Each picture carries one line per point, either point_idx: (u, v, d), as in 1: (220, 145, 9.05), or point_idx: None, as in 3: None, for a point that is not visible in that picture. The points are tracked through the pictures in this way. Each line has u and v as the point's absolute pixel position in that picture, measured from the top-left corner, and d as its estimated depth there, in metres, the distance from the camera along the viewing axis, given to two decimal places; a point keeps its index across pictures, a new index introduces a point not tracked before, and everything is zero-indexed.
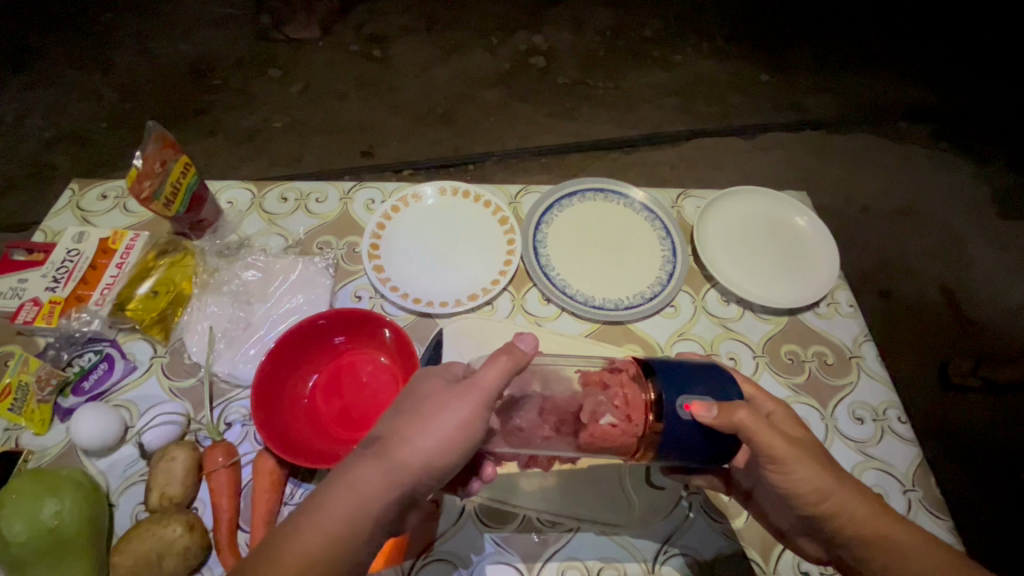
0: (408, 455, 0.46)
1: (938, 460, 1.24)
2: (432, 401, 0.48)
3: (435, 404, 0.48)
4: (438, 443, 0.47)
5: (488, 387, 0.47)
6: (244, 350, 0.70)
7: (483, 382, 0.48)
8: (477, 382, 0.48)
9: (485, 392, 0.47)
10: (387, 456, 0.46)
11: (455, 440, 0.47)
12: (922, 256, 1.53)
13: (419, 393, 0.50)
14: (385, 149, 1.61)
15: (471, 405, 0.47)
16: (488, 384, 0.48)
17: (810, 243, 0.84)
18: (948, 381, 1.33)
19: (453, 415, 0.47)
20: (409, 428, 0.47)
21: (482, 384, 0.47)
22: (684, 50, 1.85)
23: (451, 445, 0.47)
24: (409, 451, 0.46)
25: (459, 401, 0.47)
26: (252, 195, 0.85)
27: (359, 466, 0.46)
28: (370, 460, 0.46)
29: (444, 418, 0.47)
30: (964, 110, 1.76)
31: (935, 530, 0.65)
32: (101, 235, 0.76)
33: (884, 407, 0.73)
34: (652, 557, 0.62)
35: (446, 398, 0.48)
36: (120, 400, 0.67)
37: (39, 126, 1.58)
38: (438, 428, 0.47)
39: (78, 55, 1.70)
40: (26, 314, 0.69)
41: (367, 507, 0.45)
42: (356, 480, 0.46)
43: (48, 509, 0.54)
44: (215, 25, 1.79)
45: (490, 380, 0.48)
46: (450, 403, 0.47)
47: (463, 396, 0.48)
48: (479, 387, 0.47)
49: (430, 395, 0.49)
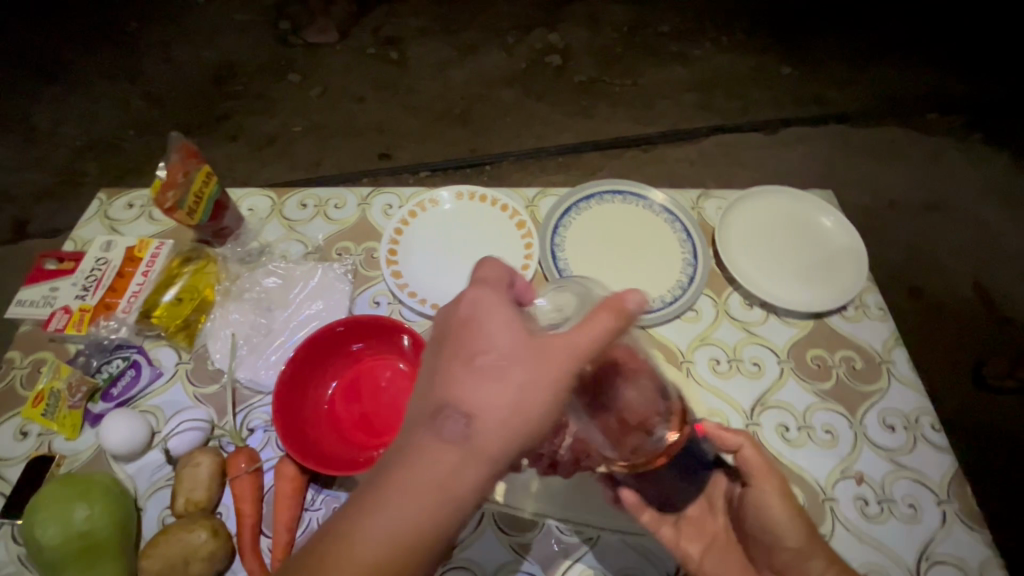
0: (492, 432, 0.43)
1: (971, 465, 1.20)
2: (519, 367, 0.44)
3: (518, 367, 0.44)
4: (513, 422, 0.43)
5: (582, 346, 0.44)
6: (266, 356, 0.71)
7: (579, 341, 0.44)
8: (574, 340, 0.44)
9: (582, 352, 0.44)
10: (472, 439, 0.43)
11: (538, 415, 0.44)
12: (954, 253, 1.48)
13: (503, 352, 0.45)
14: (402, 151, 1.61)
15: (561, 368, 0.44)
16: (576, 345, 0.44)
17: (837, 243, 0.81)
18: (982, 382, 1.28)
19: (542, 384, 0.44)
20: (495, 398, 0.43)
21: (575, 344, 0.44)
22: (703, 45, 1.82)
23: (532, 418, 0.44)
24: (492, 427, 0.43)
25: (551, 362, 0.44)
26: (272, 202, 0.86)
27: (441, 450, 0.42)
28: (453, 444, 0.42)
29: (532, 392, 0.44)
30: (998, 100, 1.70)
31: (971, 541, 0.63)
32: (128, 243, 0.78)
33: (916, 415, 0.70)
34: (674, 569, 0.61)
35: (526, 358, 0.44)
36: (147, 405, 0.68)
37: (70, 134, 1.63)
38: (524, 397, 0.44)
39: (106, 64, 1.75)
40: (57, 322, 0.71)
41: (453, 490, 0.41)
42: (438, 463, 0.42)
43: (79, 513, 0.55)
44: (236, 32, 1.82)
45: (586, 336, 0.44)
46: (542, 368, 0.44)
47: (548, 358, 0.44)
48: (576, 347, 0.44)
49: (513, 356, 0.45)
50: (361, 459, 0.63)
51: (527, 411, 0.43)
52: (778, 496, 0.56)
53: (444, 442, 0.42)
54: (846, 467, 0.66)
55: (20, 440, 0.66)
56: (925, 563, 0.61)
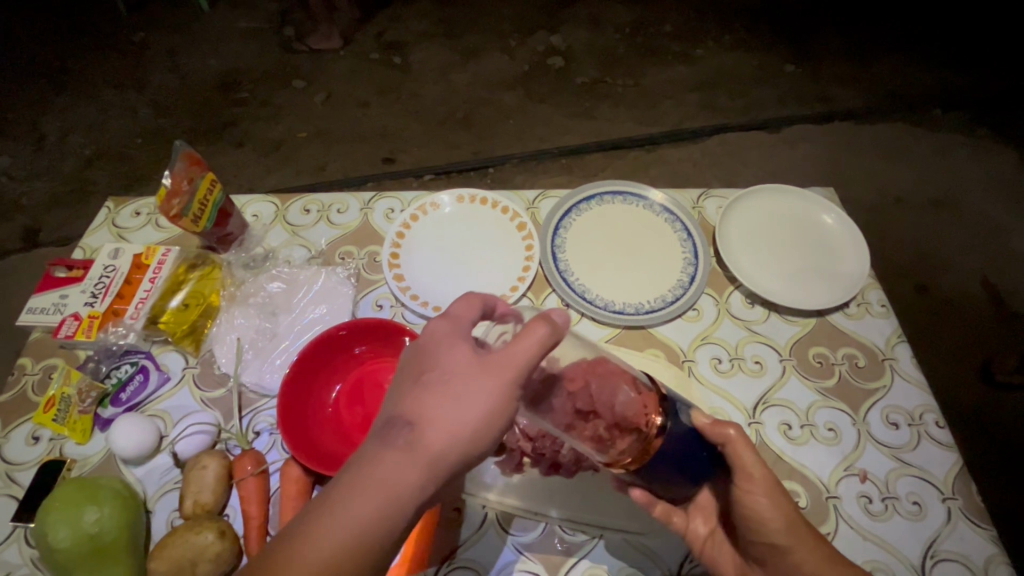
0: (439, 441, 0.43)
1: (983, 463, 1.19)
2: (464, 379, 0.44)
3: (464, 380, 0.44)
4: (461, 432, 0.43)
5: (521, 362, 0.44)
6: (271, 360, 0.72)
7: (518, 355, 0.44)
8: (511, 355, 0.44)
9: (521, 368, 0.44)
10: (418, 447, 0.43)
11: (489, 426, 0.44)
12: (962, 248, 1.47)
13: (450, 365, 0.45)
14: (406, 155, 1.62)
15: (502, 382, 0.44)
16: (518, 357, 0.44)
17: (839, 240, 0.81)
18: (992, 379, 1.27)
19: (488, 396, 0.44)
20: (440, 409, 0.44)
21: (512, 361, 0.44)
22: (706, 44, 1.81)
23: (482, 432, 0.44)
24: (439, 436, 0.43)
25: (492, 374, 0.44)
26: (276, 208, 0.87)
27: (389, 457, 0.43)
28: (401, 451, 0.43)
29: (479, 404, 0.44)
30: (1005, 95, 1.68)
31: (977, 538, 0.62)
32: (135, 251, 0.79)
33: (920, 412, 0.70)
34: (677, 567, 0.61)
35: (476, 372, 0.44)
36: (155, 409, 0.70)
37: (80, 144, 1.65)
38: (472, 408, 0.44)
39: (114, 74, 1.78)
40: (67, 328, 0.72)
41: (403, 492, 0.42)
42: (388, 471, 0.42)
43: (89, 516, 0.56)
44: (241, 40, 1.84)
45: (526, 351, 0.44)
46: (487, 380, 0.44)
47: (491, 371, 0.44)
48: (512, 362, 0.44)
49: (459, 370, 0.45)
50: None
51: (478, 422, 0.44)
52: (763, 496, 0.54)
53: (393, 449, 0.43)
54: (849, 465, 0.66)
55: (31, 445, 0.67)
56: (930, 560, 0.61)
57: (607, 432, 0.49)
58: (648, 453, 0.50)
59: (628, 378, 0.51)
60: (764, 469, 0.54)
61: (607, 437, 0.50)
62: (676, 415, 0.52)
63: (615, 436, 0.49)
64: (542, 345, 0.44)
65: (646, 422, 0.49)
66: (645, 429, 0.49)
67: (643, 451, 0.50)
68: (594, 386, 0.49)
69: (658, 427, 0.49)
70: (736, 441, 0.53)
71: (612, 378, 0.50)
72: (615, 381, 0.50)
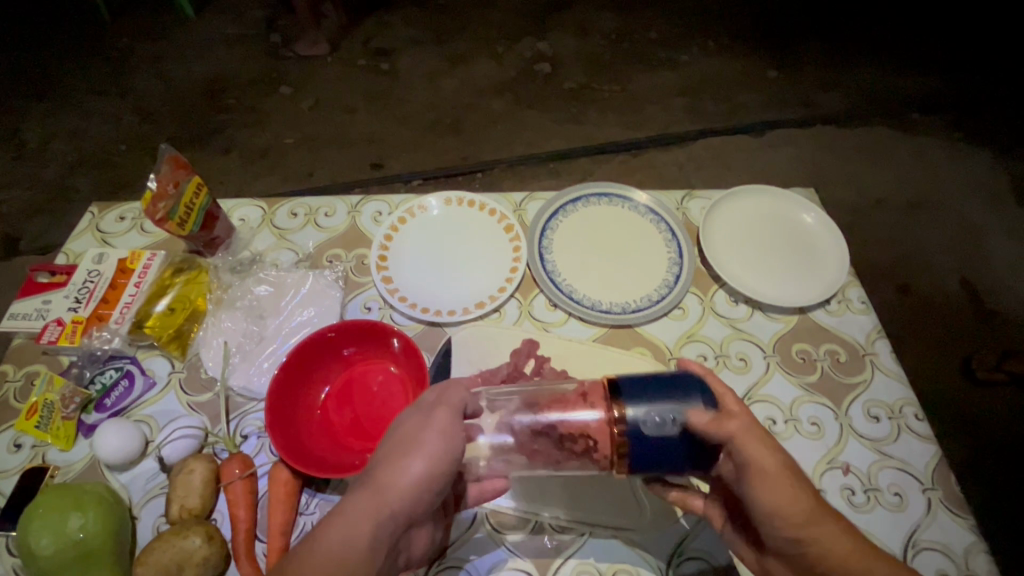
0: (390, 477, 0.47)
1: (964, 458, 1.21)
2: (409, 422, 0.50)
3: (410, 423, 0.50)
4: (421, 464, 0.47)
5: (451, 403, 0.51)
6: (258, 364, 0.72)
7: (449, 399, 0.51)
8: (444, 398, 0.51)
9: (454, 408, 0.51)
10: (371, 482, 0.47)
11: (435, 462, 0.48)
12: (940, 248, 1.50)
13: (395, 421, 0.52)
14: (394, 160, 1.63)
15: (443, 419, 0.49)
16: (450, 400, 0.51)
17: (820, 239, 0.83)
18: (973, 376, 1.29)
19: (434, 429, 0.49)
20: (393, 451, 0.48)
21: (446, 401, 0.51)
22: (690, 50, 1.85)
23: (436, 461, 0.48)
24: (392, 472, 0.47)
25: (432, 416, 0.50)
26: (263, 211, 0.87)
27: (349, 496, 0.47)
28: (359, 490, 0.47)
29: (427, 439, 0.48)
30: (980, 99, 1.73)
31: (957, 527, 0.64)
32: (120, 255, 0.78)
33: (900, 405, 0.71)
34: (666, 561, 0.61)
35: (420, 416, 0.50)
36: (140, 415, 0.69)
37: (62, 151, 1.64)
38: (417, 446, 0.48)
39: (98, 80, 1.76)
40: (50, 334, 0.72)
41: (358, 529, 0.45)
42: (348, 507, 0.46)
43: (74, 522, 0.56)
44: (227, 46, 1.84)
45: (452, 396, 0.52)
46: (428, 419, 0.50)
47: (432, 413, 0.50)
48: (446, 402, 0.51)
49: (404, 421, 0.51)
50: (352, 461, 0.63)
51: (422, 459, 0.47)
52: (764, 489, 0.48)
53: (352, 490, 0.47)
54: (832, 458, 0.68)
55: (13, 452, 0.66)
56: (911, 550, 0.62)
57: (582, 451, 0.51)
58: (622, 454, 0.48)
59: (579, 395, 0.52)
60: (775, 462, 0.48)
61: (583, 457, 0.51)
62: (634, 414, 0.48)
63: (587, 452, 0.51)
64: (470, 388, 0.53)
65: (603, 430, 0.50)
66: (603, 437, 0.49)
67: (616, 456, 0.49)
68: (547, 414, 0.52)
69: (615, 425, 0.49)
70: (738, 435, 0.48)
71: (564, 402, 0.52)
72: (566, 404, 0.52)
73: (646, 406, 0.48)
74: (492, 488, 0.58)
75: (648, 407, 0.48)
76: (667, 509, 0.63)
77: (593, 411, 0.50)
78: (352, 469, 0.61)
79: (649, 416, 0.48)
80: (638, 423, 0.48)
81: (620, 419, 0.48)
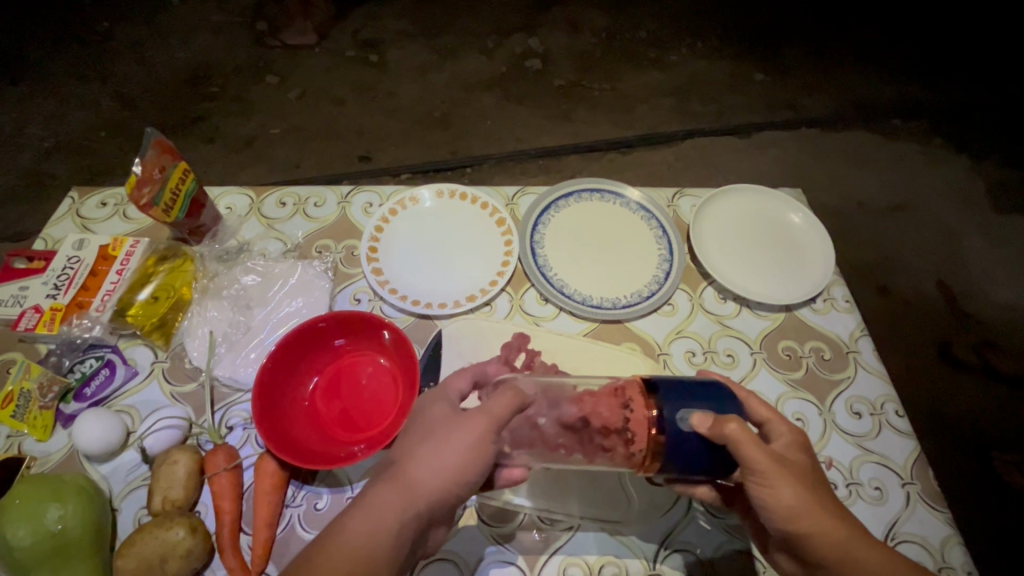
0: (418, 478, 0.47)
1: (939, 455, 1.24)
2: (443, 424, 0.50)
3: (442, 429, 0.49)
4: (451, 469, 0.47)
5: (497, 413, 0.48)
6: (244, 354, 0.70)
7: (495, 409, 0.48)
8: (486, 408, 0.48)
9: (497, 417, 0.48)
10: (397, 478, 0.47)
11: (465, 469, 0.47)
12: (918, 251, 1.54)
13: (429, 419, 0.51)
14: (382, 153, 1.61)
15: (479, 429, 0.48)
16: (496, 410, 0.48)
17: (807, 238, 0.84)
18: (955, 389, 1.32)
19: (466, 436, 0.47)
20: (421, 450, 0.48)
21: (489, 411, 0.48)
22: (679, 51, 1.86)
23: (465, 468, 0.47)
24: (418, 474, 0.47)
25: (468, 423, 0.48)
26: (250, 200, 0.86)
27: (375, 489, 0.47)
28: (385, 484, 0.47)
29: (457, 444, 0.47)
30: (958, 106, 1.77)
31: (934, 521, 0.65)
32: (101, 242, 0.76)
33: (882, 402, 0.73)
34: (653, 555, 0.62)
35: (457, 422, 0.49)
36: (122, 405, 0.67)
37: (38, 136, 1.59)
38: (449, 452, 0.47)
39: (76, 64, 1.71)
40: (27, 321, 0.69)
41: (383, 521, 0.45)
42: (371, 502, 0.46)
43: (52, 513, 0.54)
44: (211, 33, 1.80)
45: (499, 407, 0.48)
46: (462, 424, 0.48)
47: (471, 421, 0.48)
48: (486, 413, 0.48)
49: (438, 420, 0.50)
50: (341, 454, 0.62)
51: (453, 464, 0.47)
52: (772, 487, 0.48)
53: (379, 487, 0.47)
54: (816, 452, 0.69)
55: None
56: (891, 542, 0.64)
57: (610, 447, 0.51)
58: (658, 451, 0.47)
59: (619, 393, 0.51)
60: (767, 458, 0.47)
61: (613, 453, 0.51)
62: (675, 417, 0.47)
63: (616, 448, 0.51)
64: (516, 399, 0.49)
65: (642, 426, 0.48)
66: (641, 431, 0.48)
67: (651, 452, 0.48)
68: (579, 412, 0.52)
69: (654, 422, 0.48)
70: (737, 441, 0.46)
71: (597, 400, 0.52)
72: (600, 400, 0.51)
73: (685, 407, 0.48)
74: (512, 478, 0.56)
75: (686, 407, 0.48)
76: (657, 500, 0.64)
77: (634, 404, 0.50)
78: (341, 462, 0.60)
79: (688, 417, 0.47)
80: (678, 419, 0.47)
81: (659, 417, 0.47)
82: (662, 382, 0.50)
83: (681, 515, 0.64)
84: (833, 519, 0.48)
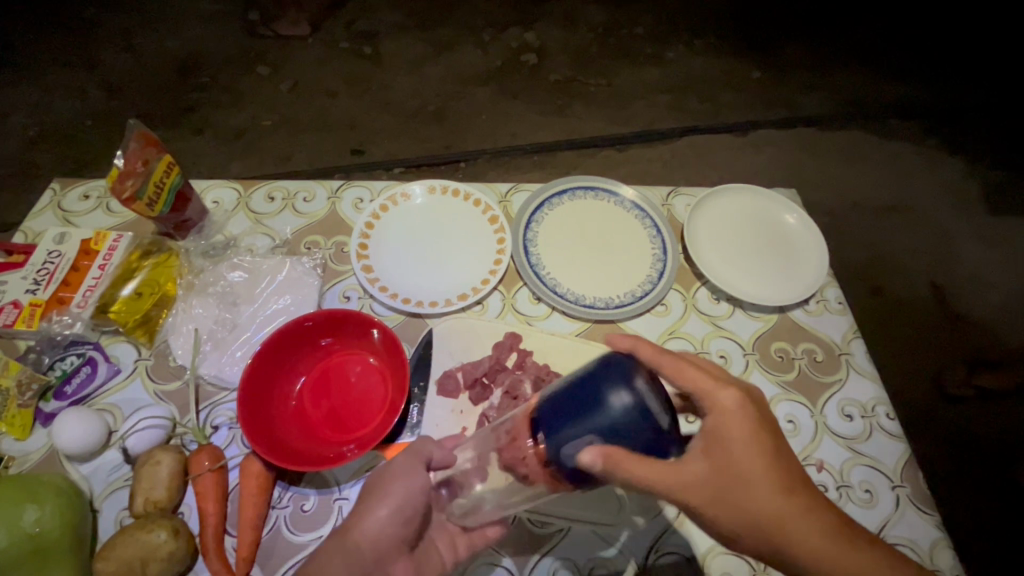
0: (363, 510, 0.56)
1: (928, 455, 1.26)
2: (381, 467, 0.59)
3: (381, 470, 0.59)
4: (387, 498, 0.56)
5: (417, 447, 0.59)
6: (231, 352, 0.69)
7: (415, 445, 0.59)
8: (407, 445, 0.59)
9: (418, 451, 0.58)
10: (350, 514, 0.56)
11: (400, 497, 0.56)
12: (910, 251, 1.54)
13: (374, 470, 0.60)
14: (375, 147, 1.59)
15: (405, 460, 0.58)
16: (418, 446, 0.59)
17: (800, 240, 0.84)
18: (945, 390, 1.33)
19: (396, 470, 0.57)
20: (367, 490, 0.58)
21: (411, 446, 0.59)
22: (676, 47, 1.85)
23: (402, 493, 0.56)
24: (365, 505, 0.56)
25: (397, 460, 0.58)
26: (238, 194, 0.84)
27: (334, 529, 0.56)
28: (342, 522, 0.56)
29: (391, 477, 0.57)
30: (952, 107, 1.78)
31: (924, 524, 0.65)
32: (83, 236, 0.74)
33: (873, 404, 0.73)
34: (644, 557, 0.61)
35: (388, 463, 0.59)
36: (104, 404, 0.66)
37: (23, 124, 1.55)
38: (385, 483, 0.57)
39: (63, 52, 1.67)
40: (5, 317, 0.68)
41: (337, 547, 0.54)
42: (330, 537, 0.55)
43: (29, 515, 0.53)
44: (202, 22, 1.76)
45: (419, 443, 0.59)
46: (394, 463, 0.58)
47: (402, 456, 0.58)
48: (410, 449, 0.59)
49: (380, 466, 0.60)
50: (329, 455, 0.61)
51: (388, 492, 0.56)
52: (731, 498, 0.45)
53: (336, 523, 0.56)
54: (807, 456, 0.69)
55: None
56: None
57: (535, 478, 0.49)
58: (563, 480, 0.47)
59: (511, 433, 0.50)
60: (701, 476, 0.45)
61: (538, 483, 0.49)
62: (558, 454, 0.45)
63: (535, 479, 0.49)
64: (427, 443, 0.59)
65: (535, 467, 0.48)
66: (539, 468, 0.48)
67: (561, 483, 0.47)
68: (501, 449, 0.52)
69: (543, 459, 0.47)
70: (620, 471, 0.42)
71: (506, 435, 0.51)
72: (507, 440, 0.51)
73: (567, 438, 0.45)
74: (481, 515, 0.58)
75: (568, 444, 0.45)
76: (649, 502, 0.64)
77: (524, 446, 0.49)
78: (328, 464, 0.59)
79: (573, 449, 0.45)
80: (559, 455, 0.45)
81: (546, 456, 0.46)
82: (545, 416, 0.47)
83: (673, 517, 0.63)
84: (797, 512, 0.45)
